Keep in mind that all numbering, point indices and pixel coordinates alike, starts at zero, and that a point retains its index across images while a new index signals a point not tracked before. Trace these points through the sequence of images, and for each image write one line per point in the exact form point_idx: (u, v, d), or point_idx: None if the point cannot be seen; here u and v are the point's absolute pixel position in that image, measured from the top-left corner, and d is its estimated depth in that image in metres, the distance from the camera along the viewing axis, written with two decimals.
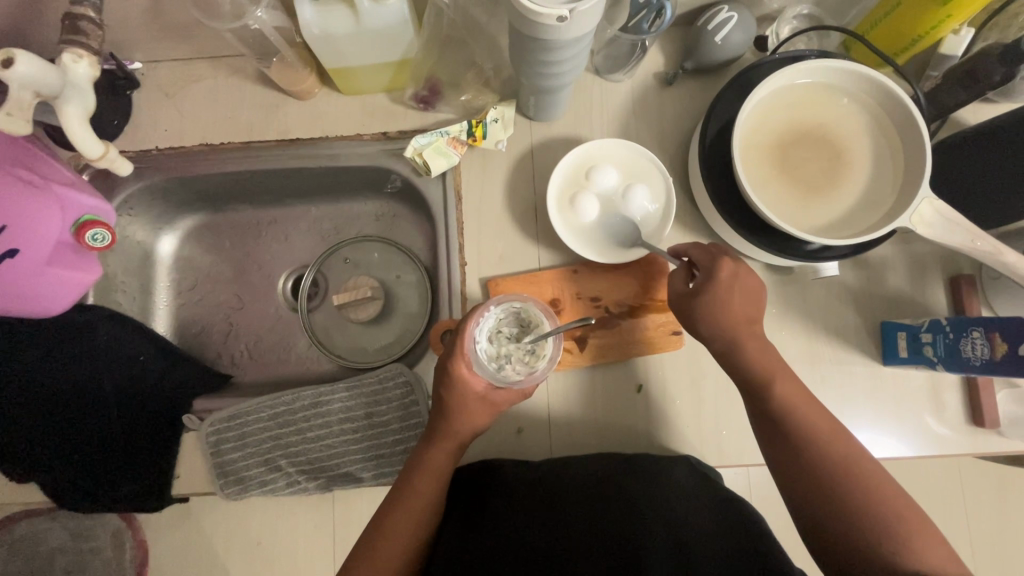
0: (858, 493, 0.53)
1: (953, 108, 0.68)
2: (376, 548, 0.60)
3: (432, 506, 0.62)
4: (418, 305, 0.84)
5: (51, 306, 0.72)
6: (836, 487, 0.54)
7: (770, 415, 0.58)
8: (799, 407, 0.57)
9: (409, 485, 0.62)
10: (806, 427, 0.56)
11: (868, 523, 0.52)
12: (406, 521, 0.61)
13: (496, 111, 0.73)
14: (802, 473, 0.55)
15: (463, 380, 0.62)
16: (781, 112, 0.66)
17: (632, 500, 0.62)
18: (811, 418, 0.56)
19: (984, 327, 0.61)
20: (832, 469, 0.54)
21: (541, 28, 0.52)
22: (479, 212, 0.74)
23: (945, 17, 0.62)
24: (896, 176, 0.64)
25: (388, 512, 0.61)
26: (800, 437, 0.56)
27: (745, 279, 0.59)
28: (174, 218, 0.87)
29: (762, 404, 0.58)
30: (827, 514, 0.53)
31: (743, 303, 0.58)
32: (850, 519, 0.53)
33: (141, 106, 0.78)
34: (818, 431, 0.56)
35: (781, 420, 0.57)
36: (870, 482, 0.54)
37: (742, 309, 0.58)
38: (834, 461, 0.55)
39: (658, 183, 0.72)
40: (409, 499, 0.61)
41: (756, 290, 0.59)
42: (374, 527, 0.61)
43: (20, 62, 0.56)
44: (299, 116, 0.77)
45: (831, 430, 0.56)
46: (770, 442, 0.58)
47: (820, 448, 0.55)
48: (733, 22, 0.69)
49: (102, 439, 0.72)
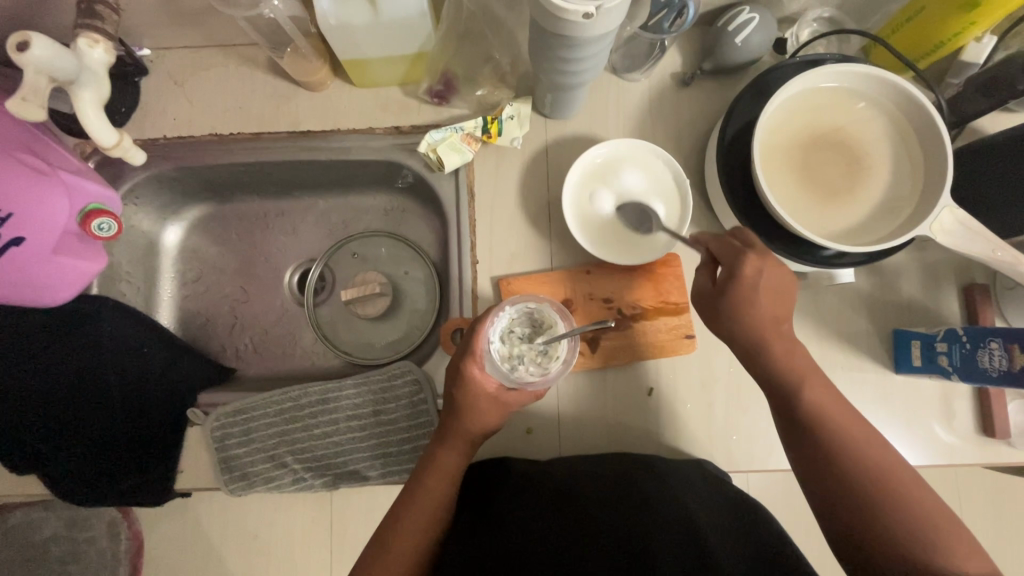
0: (880, 496, 0.53)
1: (974, 115, 0.67)
2: (393, 539, 0.59)
3: (446, 501, 0.61)
4: (426, 301, 0.84)
5: (56, 295, 0.70)
6: (859, 490, 0.53)
7: (791, 414, 0.57)
8: (821, 404, 0.56)
9: (421, 481, 0.62)
10: (832, 430, 0.55)
11: (892, 518, 0.52)
12: (418, 520, 0.60)
13: (512, 107, 0.72)
14: (824, 474, 0.55)
15: (476, 379, 0.61)
16: (802, 116, 0.66)
17: (648, 499, 0.62)
18: (834, 416, 0.56)
19: (1002, 337, 0.61)
20: (854, 467, 0.54)
21: (565, 24, 0.51)
22: (492, 210, 0.73)
23: (969, 24, 0.61)
24: (916, 184, 0.64)
25: (403, 508, 0.61)
26: (823, 438, 0.55)
27: (772, 279, 0.56)
28: (181, 208, 0.85)
29: (785, 403, 0.57)
30: (850, 515, 0.53)
31: (771, 305, 0.56)
32: (871, 514, 0.52)
33: (149, 93, 0.77)
34: (844, 429, 0.55)
35: (804, 417, 0.56)
36: (895, 481, 0.53)
37: (769, 310, 0.56)
38: (859, 463, 0.54)
39: (675, 190, 0.71)
40: (420, 496, 0.61)
41: (784, 288, 0.57)
42: (390, 523, 0.60)
43: (35, 45, 0.55)
44: (311, 108, 0.76)
45: (856, 427, 0.55)
46: (793, 442, 0.57)
47: (844, 449, 0.54)
48: (754, 23, 0.68)
49: (106, 431, 0.71)
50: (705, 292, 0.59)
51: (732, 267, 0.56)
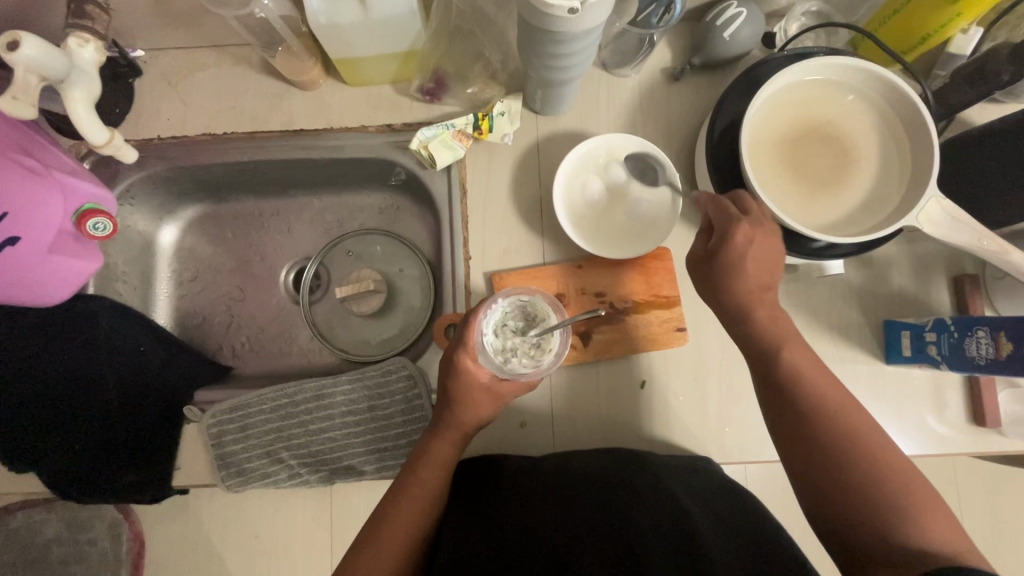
0: (870, 480, 0.52)
1: (961, 107, 0.68)
2: (381, 530, 0.60)
3: (439, 492, 0.62)
4: (420, 299, 0.84)
5: (52, 295, 0.71)
6: (845, 479, 0.53)
7: (776, 401, 0.57)
8: (806, 389, 0.56)
9: (415, 473, 0.62)
10: (818, 414, 0.55)
11: (883, 503, 0.51)
12: (411, 511, 0.61)
13: (503, 104, 0.73)
14: (808, 462, 0.55)
15: (469, 372, 0.62)
16: (789, 108, 0.66)
17: (639, 490, 0.62)
18: (827, 398, 0.55)
19: (989, 326, 0.61)
20: (843, 449, 0.54)
21: (551, 19, 0.51)
22: (484, 206, 0.74)
23: (954, 15, 0.61)
24: (903, 175, 0.64)
25: (394, 500, 0.61)
26: (807, 428, 0.55)
27: (762, 248, 0.57)
28: (176, 208, 0.86)
29: (771, 390, 0.57)
30: (843, 502, 0.52)
31: (758, 272, 0.57)
32: (865, 498, 0.52)
33: (143, 95, 0.77)
34: (834, 408, 0.55)
35: (793, 398, 0.56)
36: (883, 462, 0.53)
37: (757, 277, 0.57)
38: (847, 449, 0.53)
39: (668, 194, 0.71)
40: (412, 485, 0.62)
41: (771, 260, 0.57)
42: (380, 515, 0.61)
43: (27, 45, 0.55)
44: (303, 106, 0.77)
45: (843, 405, 0.55)
46: (779, 432, 0.57)
47: (827, 437, 0.54)
48: (742, 18, 0.68)
49: (103, 429, 0.71)
50: (699, 257, 0.61)
51: (723, 230, 0.58)
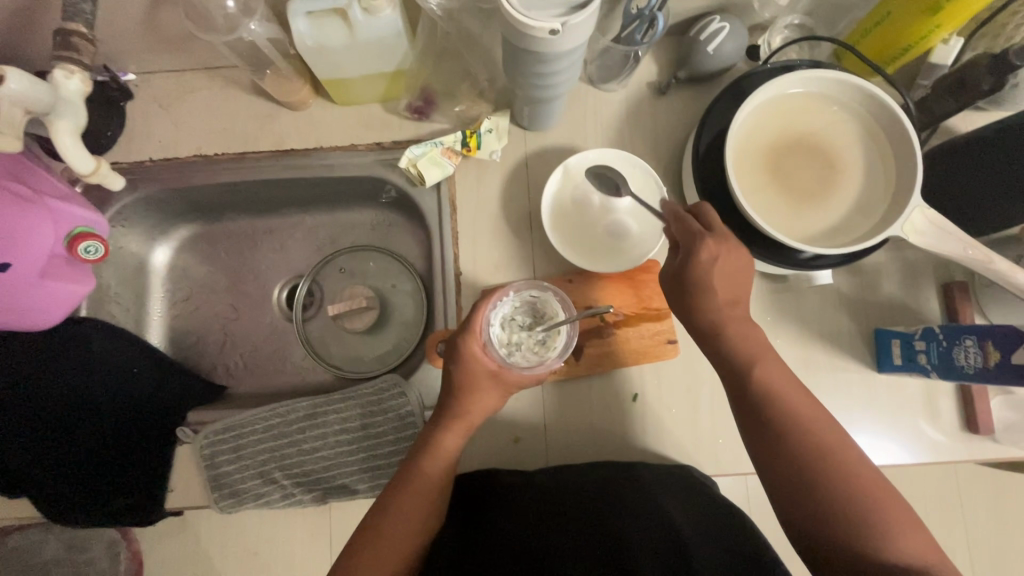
0: (836, 484, 0.53)
1: (942, 116, 0.68)
2: (382, 529, 0.59)
3: (444, 483, 0.61)
4: (413, 314, 0.85)
5: (46, 319, 0.72)
6: (820, 483, 0.53)
7: (749, 403, 0.57)
8: (786, 404, 0.56)
9: (418, 465, 0.61)
10: (791, 423, 0.55)
11: (843, 508, 0.52)
12: (416, 503, 0.60)
13: (490, 121, 0.73)
14: (783, 465, 0.55)
15: (475, 357, 0.61)
16: (774, 120, 0.67)
17: (625, 504, 0.64)
18: (793, 402, 0.56)
19: (976, 335, 0.62)
20: (813, 458, 0.54)
21: (533, 41, 0.52)
22: (475, 221, 0.74)
23: (934, 27, 0.62)
24: (887, 184, 0.65)
25: (399, 494, 0.60)
26: (787, 438, 0.55)
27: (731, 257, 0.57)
28: (168, 229, 0.86)
29: (749, 403, 0.57)
30: (815, 508, 0.53)
31: (726, 286, 0.57)
32: (835, 505, 0.53)
33: (134, 117, 0.78)
34: (803, 415, 0.56)
35: (761, 402, 0.56)
36: (851, 468, 0.54)
37: (726, 289, 0.57)
38: (818, 454, 0.54)
39: (656, 212, 0.71)
40: (420, 474, 0.61)
41: (741, 272, 0.57)
42: (379, 511, 0.60)
43: (12, 80, 0.56)
44: (293, 126, 0.78)
45: (811, 412, 0.56)
46: (761, 448, 0.57)
47: (803, 441, 0.55)
48: (724, 32, 0.69)
49: (95, 451, 0.72)
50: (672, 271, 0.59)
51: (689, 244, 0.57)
